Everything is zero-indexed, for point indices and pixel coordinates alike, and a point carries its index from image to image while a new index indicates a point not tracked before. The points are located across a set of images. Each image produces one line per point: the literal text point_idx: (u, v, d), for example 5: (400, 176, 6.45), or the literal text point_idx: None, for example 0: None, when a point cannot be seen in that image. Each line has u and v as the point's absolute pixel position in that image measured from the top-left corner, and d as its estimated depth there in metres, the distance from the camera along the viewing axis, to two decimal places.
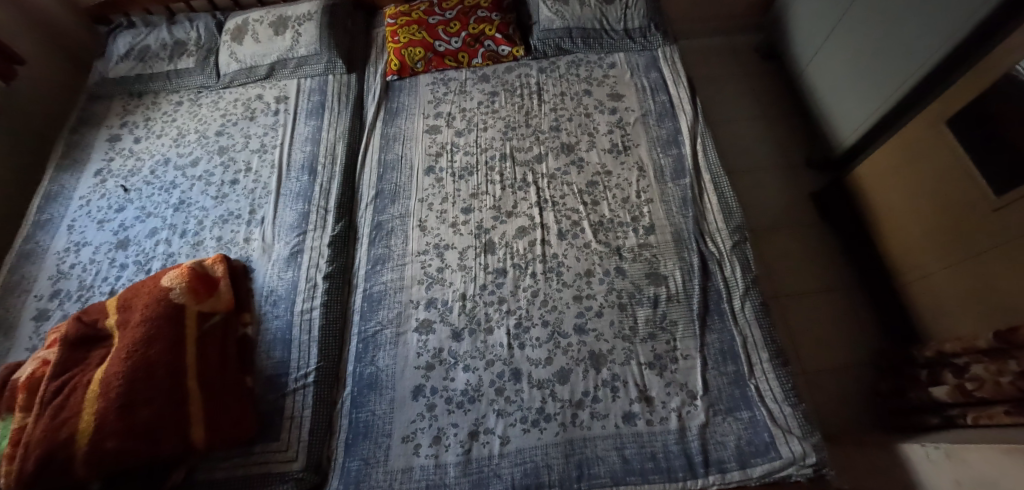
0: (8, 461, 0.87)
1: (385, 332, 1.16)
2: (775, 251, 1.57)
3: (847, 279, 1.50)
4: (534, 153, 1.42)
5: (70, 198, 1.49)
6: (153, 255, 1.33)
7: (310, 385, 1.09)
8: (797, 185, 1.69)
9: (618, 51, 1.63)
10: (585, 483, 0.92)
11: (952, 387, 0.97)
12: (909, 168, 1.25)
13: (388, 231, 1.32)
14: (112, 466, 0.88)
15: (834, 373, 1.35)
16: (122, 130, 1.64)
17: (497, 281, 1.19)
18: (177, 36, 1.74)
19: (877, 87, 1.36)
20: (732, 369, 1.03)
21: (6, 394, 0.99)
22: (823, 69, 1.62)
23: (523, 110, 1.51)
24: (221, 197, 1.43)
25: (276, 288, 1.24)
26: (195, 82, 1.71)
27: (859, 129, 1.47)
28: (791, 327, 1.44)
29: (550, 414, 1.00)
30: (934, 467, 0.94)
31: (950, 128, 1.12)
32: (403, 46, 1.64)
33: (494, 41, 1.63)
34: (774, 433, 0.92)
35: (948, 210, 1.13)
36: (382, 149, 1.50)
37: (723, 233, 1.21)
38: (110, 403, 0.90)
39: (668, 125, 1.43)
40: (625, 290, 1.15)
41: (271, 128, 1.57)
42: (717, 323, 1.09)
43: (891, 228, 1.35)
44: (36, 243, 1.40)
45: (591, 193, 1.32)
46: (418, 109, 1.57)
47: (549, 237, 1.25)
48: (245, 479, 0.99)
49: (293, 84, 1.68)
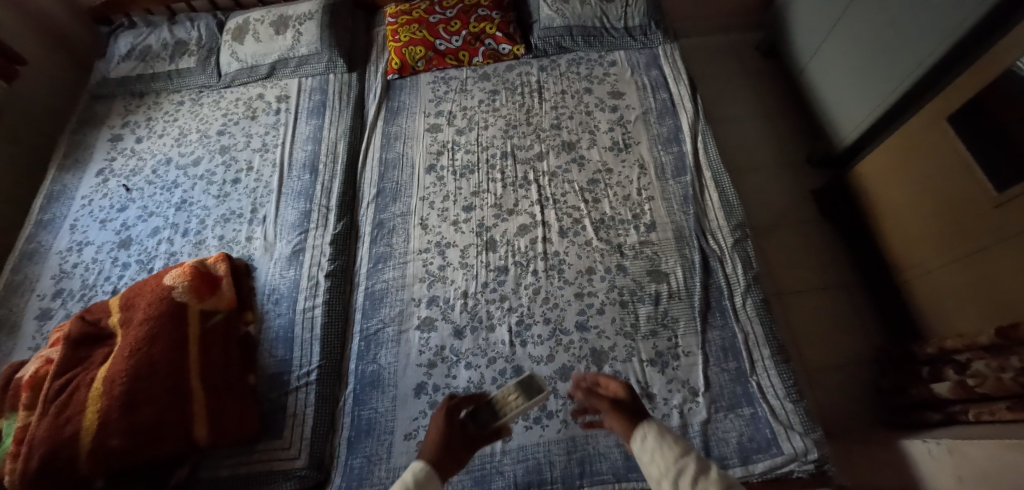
0: (13, 459, 0.87)
1: (387, 330, 1.16)
2: (776, 248, 1.57)
3: (848, 276, 1.50)
4: (534, 151, 1.42)
5: (72, 197, 1.49)
6: (155, 254, 1.33)
7: (312, 383, 1.09)
8: (797, 182, 1.70)
9: (618, 49, 1.63)
10: (587, 479, 0.92)
11: (953, 383, 0.98)
12: (910, 164, 1.25)
13: (389, 230, 1.33)
14: (116, 464, 0.88)
15: (836, 369, 1.35)
16: (124, 130, 1.64)
17: (498, 279, 1.19)
18: (178, 36, 1.74)
19: (878, 84, 1.36)
20: (733, 365, 1.03)
21: (10, 392, 0.99)
22: (823, 67, 1.62)
23: (523, 108, 1.52)
24: (223, 196, 1.43)
25: (279, 287, 1.25)
26: (195, 81, 1.72)
27: (859, 126, 1.47)
28: (793, 325, 1.44)
29: (552, 411, 1.00)
30: (934, 464, 0.94)
31: (950, 125, 1.12)
32: (403, 45, 1.64)
33: (494, 40, 1.64)
34: (776, 429, 0.92)
35: (951, 206, 1.12)
36: (383, 148, 1.50)
37: (724, 230, 1.21)
38: (114, 400, 0.90)
39: (669, 122, 1.43)
40: (626, 288, 1.15)
41: (272, 128, 1.57)
42: (718, 320, 1.09)
43: (893, 225, 1.35)
44: (38, 242, 1.40)
45: (592, 190, 1.32)
46: (419, 107, 1.57)
47: (550, 235, 1.25)
48: (248, 477, 0.99)
49: (294, 83, 1.68)
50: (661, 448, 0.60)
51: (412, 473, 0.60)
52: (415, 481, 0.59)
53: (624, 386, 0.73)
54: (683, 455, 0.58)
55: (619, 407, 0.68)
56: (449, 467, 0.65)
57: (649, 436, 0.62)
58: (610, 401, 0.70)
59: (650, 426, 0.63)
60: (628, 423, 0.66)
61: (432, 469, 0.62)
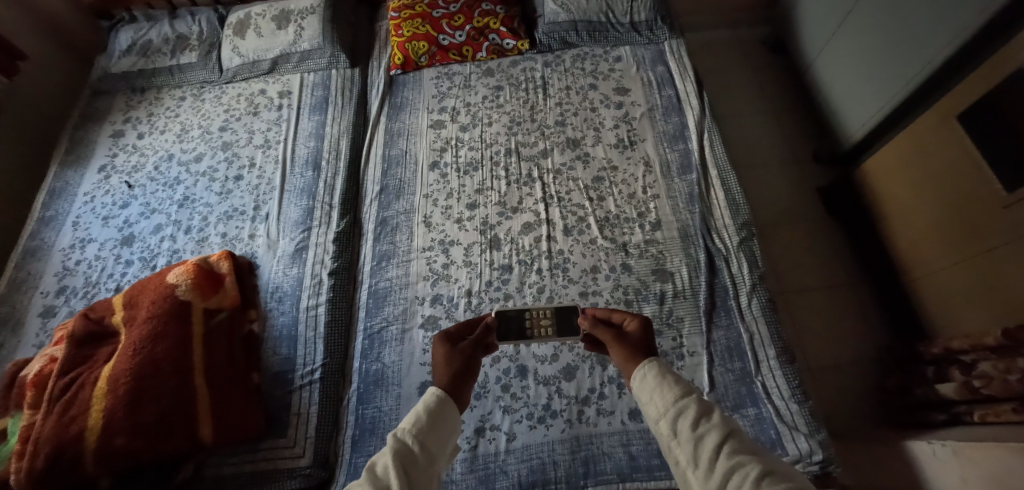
0: (19, 458, 0.87)
1: (391, 328, 1.15)
2: (782, 247, 1.56)
3: (853, 275, 1.49)
4: (539, 148, 1.41)
5: (74, 194, 1.49)
6: (158, 251, 1.33)
7: (316, 381, 1.09)
8: (803, 180, 1.68)
9: (624, 45, 1.61)
10: (591, 479, 0.92)
11: (959, 384, 0.97)
12: (919, 162, 1.23)
13: (392, 227, 1.32)
14: (121, 463, 0.88)
15: (840, 368, 1.35)
16: (126, 126, 1.63)
17: (502, 277, 1.18)
18: (179, 30, 1.73)
19: (887, 81, 1.34)
20: (738, 366, 1.02)
21: (15, 391, 1.00)
22: (832, 63, 1.59)
23: (528, 105, 1.50)
24: (225, 193, 1.42)
25: (282, 285, 1.24)
26: (197, 76, 1.70)
27: (867, 123, 1.45)
28: (797, 324, 1.43)
29: (556, 410, 1.00)
30: (937, 464, 0.93)
31: (960, 124, 1.10)
32: (406, 40, 1.62)
33: (498, 35, 1.62)
34: (781, 430, 0.92)
35: (961, 206, 1.11)
36: (386, 145, 1.49)
37: (730, 229, 1.20)
38: (118, 399, 0.90)
39: (675, 119, 1.41)
40: (631, 287, 1.14)
41: (274, 124, 1.56)
42: (723, 319, 1.08)
43: (900, 224, 1.33)
44: (41, 240, 1.40)
45: (597, 188, 1.31)
46: (422, 103, 1.56)
47: (554, 233, 1.24)
48: (252, 476, 0.99)
49: (296, 78, 1.67)
50: (660, 391, 0.55)
51: (425, 403, 0.55)
52: (428, 411, 0.55)
53: (640, 321, 0.68)
54: (684, 397, 0.54)
55: (625, 341, 0.65)
56: (464, 384, 0.62)
57: (649, 376, 0.57)
58: (615, 333, 0.66)
59: (651, 362, 0.59)
60: (630, 357, 0.63)
61: (448, 396, 0.58)
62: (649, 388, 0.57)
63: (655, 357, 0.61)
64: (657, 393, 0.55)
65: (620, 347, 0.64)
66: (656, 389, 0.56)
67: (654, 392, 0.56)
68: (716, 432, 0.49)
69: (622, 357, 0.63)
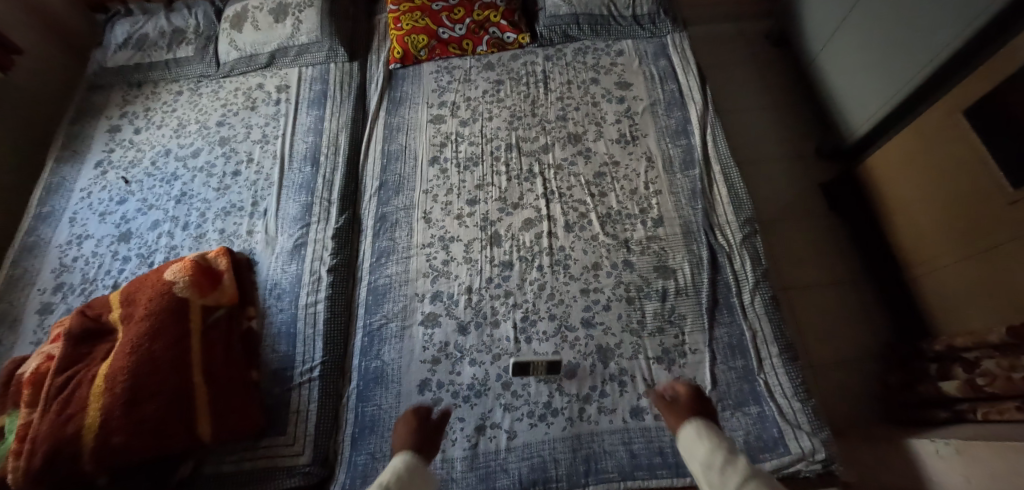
0: (16, 457, 0.86)
1: (391, 325, 1.15)
2: (784, 243, 1.55)
3: (857, 271, 1.48)
4: (540, 143, 1.39)
5: (71, 189, 1.47)
6: (156, 248, 1.32)
7: (316, 379, 1.08)
8: (805, 175, 1.67)
9: (626, 38, 1.59)
10: (592, 478, 0.92)
11: (962, 382, 0.97)
12: (924, 156, 1.21)
13: (392, 223, 1.31)
14: (119, 462, 0.87)
15: (843, 365, 1.34)
16: (122, 120, 1.61)
17: (503, 274, 1.17)
18: (176, 24, 1.71)
19: (892, 75, 1.33)
20: (741, 363, 1.01)
21: (13, 389, 0.99)
22: (836, 57, 1.57)
23: (529, 99, 1.48)
24: (223, 189, 1.41)
25: (280, 282, 1.23)
26: (194, 70, 1.68)
27: (872, 118, 1.43)
28: (799, 320, 1.42)
29: (557, 408, 1.00)
30: (941, 463, 0.92)
31: (966, 118, 1.09)
32: (405, 33, 1.60)
33: (499, 28, 1.60)
34: (783, 429, 0.91)
35: (966, 202, 1.09)
36: (385, 140, 1.48)
37: (733, 226, 1.19)
38: (115, 398, 0.90)
39: (678, 114, 1.40)
40: (633, 284, 1.13)
41: (272, 119, 1.55)
42: (725, 317, 1.08)
43: (904, 220, 1.32)
44: (38, 236, 1.38)
45: (598, 184, 1.30)
46: (421, 98, 1.54)
47: (555, 230, 1.23)
48: (251, 474, 0.98)
49: (294, 72, 1.65)
50: (697, 445, 0.60)
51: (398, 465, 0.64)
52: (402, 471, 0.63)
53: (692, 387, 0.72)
54: (716, 448, 0.58)
55: (675, 406, 0.70)
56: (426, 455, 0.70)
57: (690, 435, 0.62)
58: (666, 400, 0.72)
59: (695, 422, 0.64)
60: (679, 420, 0.67)
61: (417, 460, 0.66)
62: (691, 442, 0.62)
63: (702, 419, 0.65)
64: (696, 446, 0.60)
65: (670, 409, 0.70)
66: (696, 444, 0.61)
67: (694, 447, 0.60)
68: (740, 474, 0.53)
69: (673, 418, 0.69)
